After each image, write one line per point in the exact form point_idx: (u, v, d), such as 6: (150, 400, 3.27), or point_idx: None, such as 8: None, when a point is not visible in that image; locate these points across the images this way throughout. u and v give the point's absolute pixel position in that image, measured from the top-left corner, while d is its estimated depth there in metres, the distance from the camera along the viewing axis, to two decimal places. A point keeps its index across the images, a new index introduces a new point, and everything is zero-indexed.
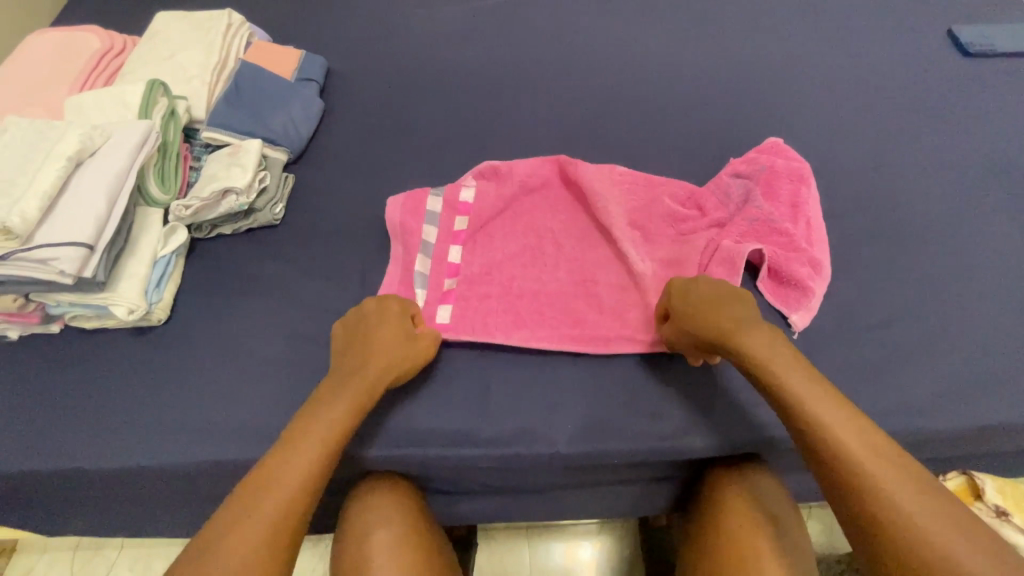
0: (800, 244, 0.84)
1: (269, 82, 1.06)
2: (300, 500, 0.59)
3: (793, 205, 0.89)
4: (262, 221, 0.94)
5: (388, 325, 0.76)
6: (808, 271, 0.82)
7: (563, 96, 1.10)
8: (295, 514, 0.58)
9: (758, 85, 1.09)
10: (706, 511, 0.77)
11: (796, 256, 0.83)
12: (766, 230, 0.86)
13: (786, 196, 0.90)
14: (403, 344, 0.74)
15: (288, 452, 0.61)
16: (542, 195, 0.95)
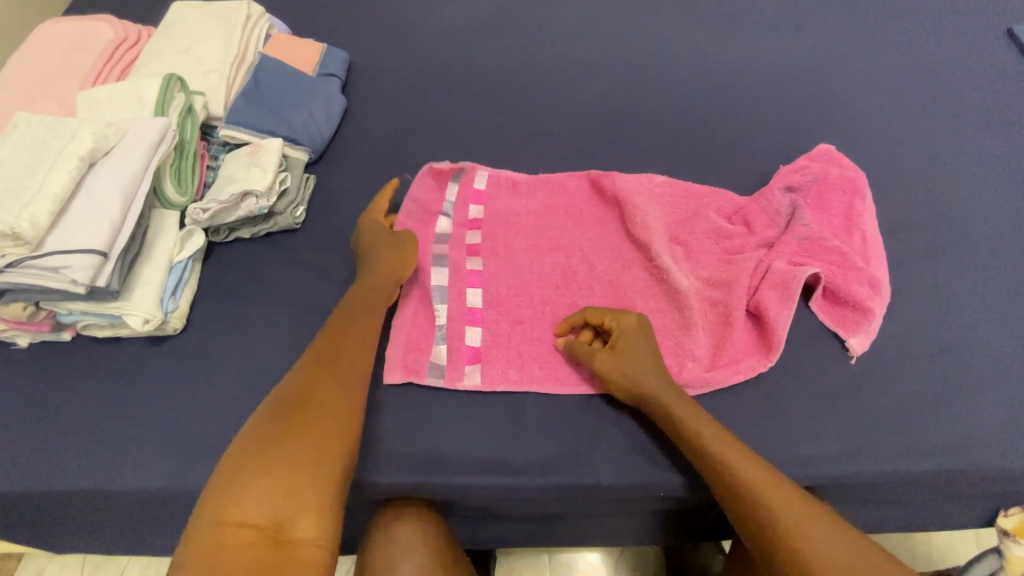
0: (856, 264, 0.78)
1: (290, 77, 1.01)
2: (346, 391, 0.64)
3: (846, 218, 0.84)
4: (282, 225, 0.90)
5: (376, 229, 0.83)
6: (867, 292, 0.77)
7: (597, 94, 1.04)
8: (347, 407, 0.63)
9: (804, 86, 1.02)
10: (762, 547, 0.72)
11: (853, 276, 0.77)
12: (819, 248, 0.80)
13: (839, 209, 0.84)
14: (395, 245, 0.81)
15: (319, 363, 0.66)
16: (574, 210, 0.91)
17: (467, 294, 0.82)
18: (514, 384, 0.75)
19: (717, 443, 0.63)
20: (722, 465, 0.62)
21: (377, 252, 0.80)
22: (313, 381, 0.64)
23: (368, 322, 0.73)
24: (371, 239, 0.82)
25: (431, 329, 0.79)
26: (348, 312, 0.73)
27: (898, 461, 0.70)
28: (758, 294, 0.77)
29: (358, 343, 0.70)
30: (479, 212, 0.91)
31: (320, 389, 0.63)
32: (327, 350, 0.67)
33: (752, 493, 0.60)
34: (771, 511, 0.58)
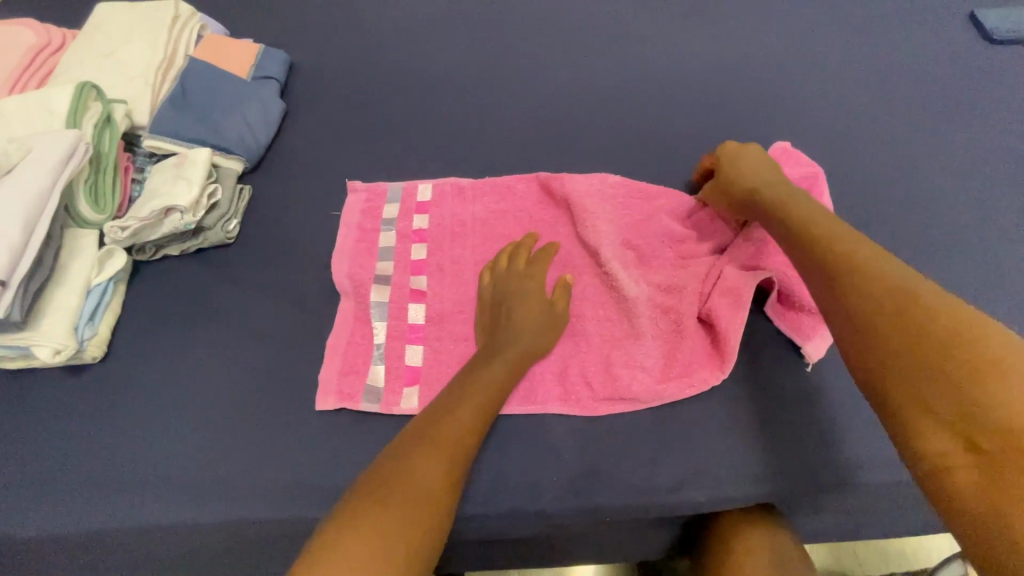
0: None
1: (222, 80, 0.95)
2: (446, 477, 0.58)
3: None
4: (213, 240, 0.85)
5: (537, 301, 0.73)
6: None
7: (548, 90, 0.99)
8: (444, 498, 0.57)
9: (762, 78, 0.98)
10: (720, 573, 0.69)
11: None
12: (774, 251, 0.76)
13: None
14: (545, 314, 0.73)
15: (421, 438, 0.60)
16: (524, 215, 0.86)
17: (406, 309, 0.77)
18: None
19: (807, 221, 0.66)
20: (805, 234, 0.65)
21: (523, 332, 0.71)
22: (420, 458, 0.58)
23: (488, 409, 0.65)
24: (528, 313, 0.72)
25: (368, 349, 0.75)
26: (472, 389, 0.66)
27: (857, 471, 0.66)
28: (710, 301, 0.74)
29: (474, 437, 0.63)
30: (423, 223, 0.87)
31: (416, 473, 0.57)
32: (429, 425, 0.62)
33: (828, 247, 0.61)
34: (840, 265, 0.59)
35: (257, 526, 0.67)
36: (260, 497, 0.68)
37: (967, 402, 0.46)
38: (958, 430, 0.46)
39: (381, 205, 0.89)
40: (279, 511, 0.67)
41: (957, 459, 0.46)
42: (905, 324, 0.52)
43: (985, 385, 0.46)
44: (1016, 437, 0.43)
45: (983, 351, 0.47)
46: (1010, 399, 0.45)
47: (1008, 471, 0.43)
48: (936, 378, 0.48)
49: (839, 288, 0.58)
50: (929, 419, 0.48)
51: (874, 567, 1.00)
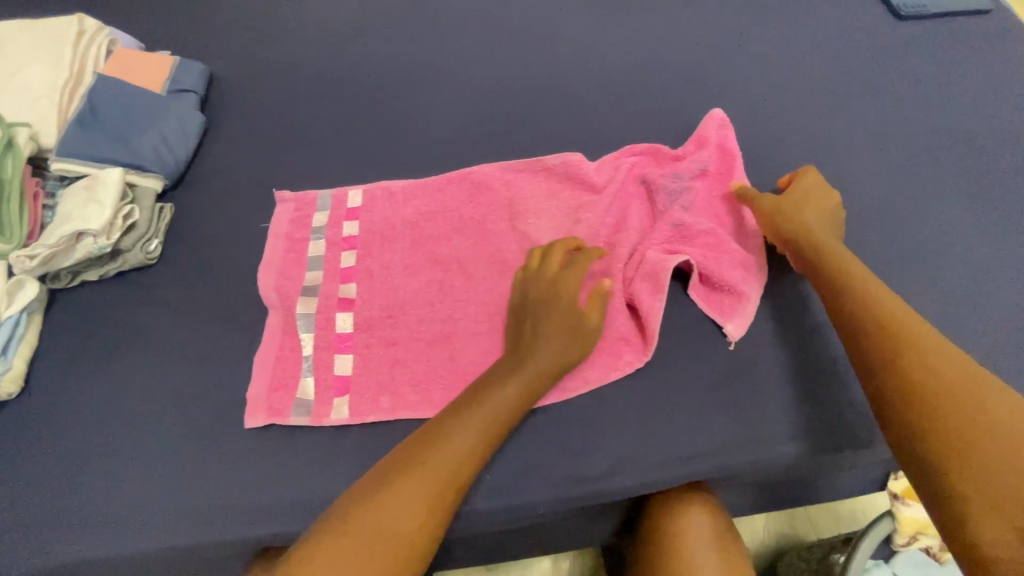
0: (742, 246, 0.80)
1: (136, 96, 0.92)
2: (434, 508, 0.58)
3: (724, 198, 0.83)
4: (132, 262, 0.82)
5: (561, 313, 0.70)
6: (740, 275, 0.77)
7: (476, 88, 0.98)
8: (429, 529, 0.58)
9: (684, 64, 1.00)
10: (681, 532, 0.69)
11: (726, 259, 0.77)
12: (695, 233, 0.79)
13: (716, 190, 0.84)
14: (569, 334, 0.69)
15: (418, 462, 0.60)
16: (455, 213, 0.86)
17: (333, 319, 0.77)
18: (387, 412, 0.70)
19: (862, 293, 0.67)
20: (863, 309, 0.65)
21: (545, 350, 0.68)
22: (412, 491, 0.58)
23: (492, 433, 0.63)
24: (552, 330, 0.69)
25: (297, 362, 0.74)
26: (481, 412, 0.64)
27: (780, 445, 0.69)
28: (632, 286, 0.76)
29: (462, 467, 0.61)
30: (353, 229, 0.85)
31: (402, 501, 0.58)
32: (426, 447, 0.61)
33: (885, 327, 0.63)
34: (902, 350, 0.61)
35: (191, 551, 0.67)
36: (193, 521, 0.67)
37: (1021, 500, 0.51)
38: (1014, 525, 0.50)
39: (310, 213, 0.87)
40: (211, 533, 0.66)
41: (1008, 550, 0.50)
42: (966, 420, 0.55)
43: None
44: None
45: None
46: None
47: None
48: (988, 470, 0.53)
49: (895, 365, 0.61)
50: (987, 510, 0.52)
51: (824, 529, 1.04)
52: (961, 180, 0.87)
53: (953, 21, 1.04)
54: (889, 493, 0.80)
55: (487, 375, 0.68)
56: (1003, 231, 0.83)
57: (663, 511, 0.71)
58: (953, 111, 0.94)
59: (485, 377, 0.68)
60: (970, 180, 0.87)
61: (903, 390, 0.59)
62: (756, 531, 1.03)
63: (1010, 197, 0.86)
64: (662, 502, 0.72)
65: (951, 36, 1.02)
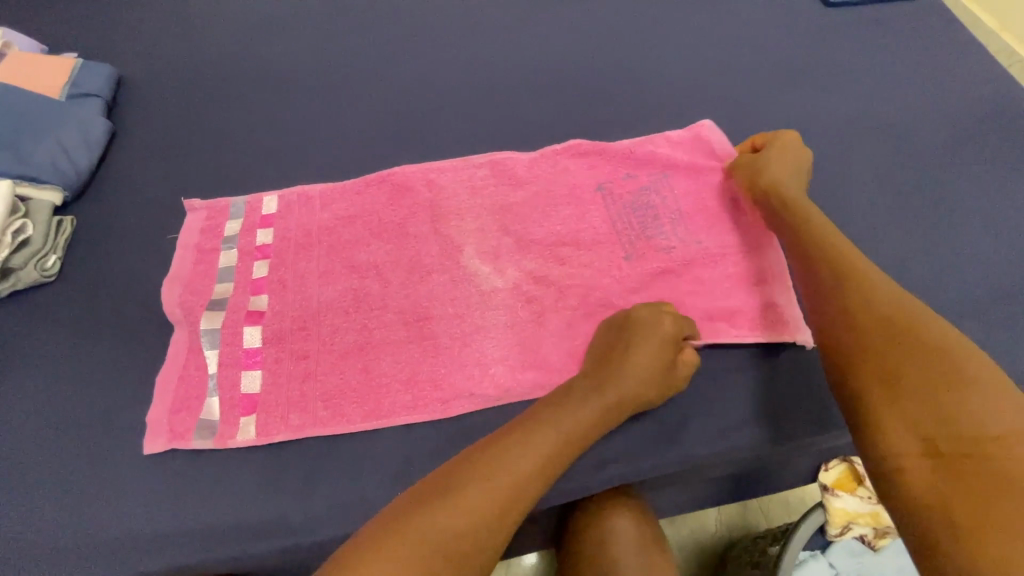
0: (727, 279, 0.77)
1: (30, 103, 0.87)
2: (491, 526, 0.53)
3: (679, 212, 0.81)
4: (26, 281, 0.77)
5: (654, 344, 0.66)
6: (715, 304, 0.74)
7: (401, 85, 0.95)
8: (484, 544, 0.52)
9: (613, 56, 0.98)
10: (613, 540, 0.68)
11: (689, 284, 0.76)
12: (653, 256, 0.77)
13: (668, 202, 0.82)
14: (659, 377, 0.65)
15: (474, 469, 0.56)
16: (376, 217, 0.81)
17: (240, 333, 0.73)
18: (296, 430, 0.67)
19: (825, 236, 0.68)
20: (824, 247, 0.67)
21: (631, 385, 0.64)
22: (466, 499, 0.54)
23: (559, 460, 0.59)
24: (642, 364, 0.65)
25: (201, 383, 0.70)
26: (547, 430, 0.60)
27: (703, 445, 0.67)
28: (563, 302, 0.74)
29: (537, 488, 0.56)
30: (268, 237, 0.80)
31: (457, 509, 0.53)
32: (484, 457, 0.57)
33: (838, 260, 0.65)
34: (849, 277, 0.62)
35: None
36: (89, 555, 0.63)
37: (937, 410, 0.51)
38: (922, 434, 0.51)
39: (222, 221, 0.82)
40: (108, 569, 0.62)
41: (916, 459, 0.50)
42: (896, 342, 0.56)
43: (964, 408, 0.50)
44: (979, 449, 0.48)
45: (979, 382, 0.51)
46: (984, 420, 0.49)
47: (969, 481, 0.47)
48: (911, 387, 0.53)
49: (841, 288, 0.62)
50: (901, 420, 0.52)
51: (776, 518, 1.04)
52: (886, 168, 0.87)
53: (883, 8, 1.04)
54: (820, 484, 0.81)
55: (562, 390, 0.64)
56: (926, 218, 0.82)
57: (591, 526, 0.70)
58: (882, 99, 0.93)
59: (559, 393, 0.64)
60: (894, 166, 0.87)
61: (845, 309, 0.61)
62: (707, 525, 1.03)
63: (933, 183, 0.85)
64: (585, 519, 0.70)
65: (881, 22, 1.02)
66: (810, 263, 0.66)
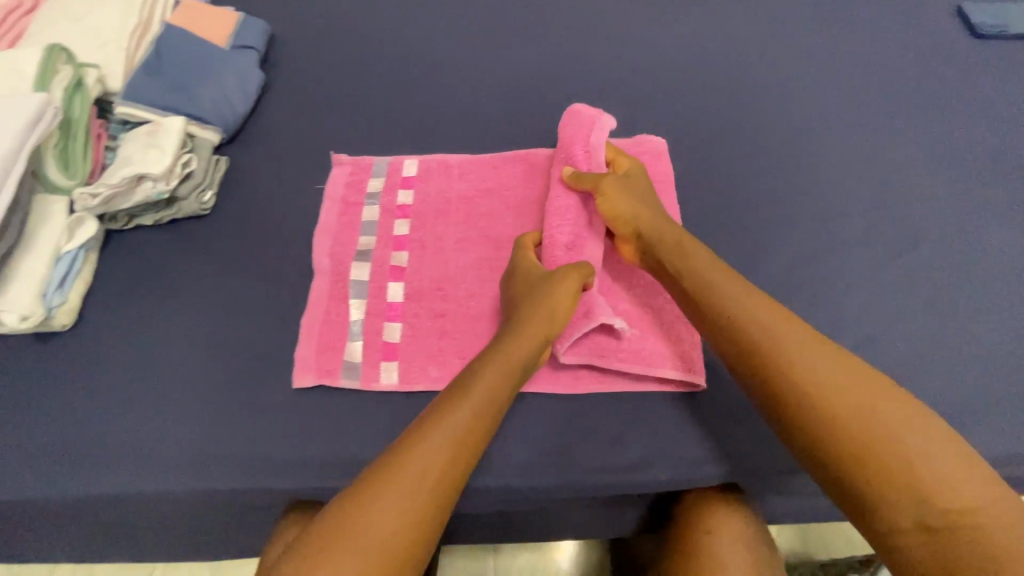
0: (646, 287, 0.78)
1: (199, 48, 0.93)
2: (422, 497, 0.55)
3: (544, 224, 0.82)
4: (186, 211, 0.83)
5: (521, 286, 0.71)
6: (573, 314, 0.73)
7: (537, 75, 0.99)
8: (428, 512, 0.55)
9: (747, 68, 0.98)
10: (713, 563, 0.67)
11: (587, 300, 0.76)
12: None
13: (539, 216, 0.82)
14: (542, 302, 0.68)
15: (409, 451, 0.57)
16: (512, 193, 0.84)
17: (385, 287, 0.77)
18: (435, 382, 0.71)
19: (728, 292, 0.66)
20: (735, 303, 0.65)
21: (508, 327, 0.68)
22: (394, 483, 0.55)
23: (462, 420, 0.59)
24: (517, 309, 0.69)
25: (344, 327, 0.75)
26: (461, 397, 0.61)
27: None
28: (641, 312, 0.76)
29: (452, 455, 0.57)
30: (407, 198, 0.85)
31: (398, 493, 0.54)
32: (411, 437, 0.58)
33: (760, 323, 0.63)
34: (779, 343, 0.61)
35: (231, 496, 0.68)
36: (229, 466, 0.68)
37: (924, 492, 0.51)
38: (916, 519, 0.51)
39: (365, 178, 0.87)
40: (252, 481, 0.67)
41: (906, 533, 0.51)
42: (855, 422, 0.55)
43: (935, 479, 0.52)
44: (961, 520, 0.50)
45: (940, 453, 0.53)
46: (959, 490, 0.51)
47: (949, 554, 0.49)
48: (889, 469, 0.53)
49: (781, 361, 0.60)
50: (890, 501, 0.52)
51: (839, 550, 1.02)
52: None
53: None
54: None
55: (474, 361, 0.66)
56: None
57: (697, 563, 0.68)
58: None
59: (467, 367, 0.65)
60: None
61: (792, 381, 0.59)
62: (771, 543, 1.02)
63: None
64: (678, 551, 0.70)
65: None
66: (730, 320, 0.64)
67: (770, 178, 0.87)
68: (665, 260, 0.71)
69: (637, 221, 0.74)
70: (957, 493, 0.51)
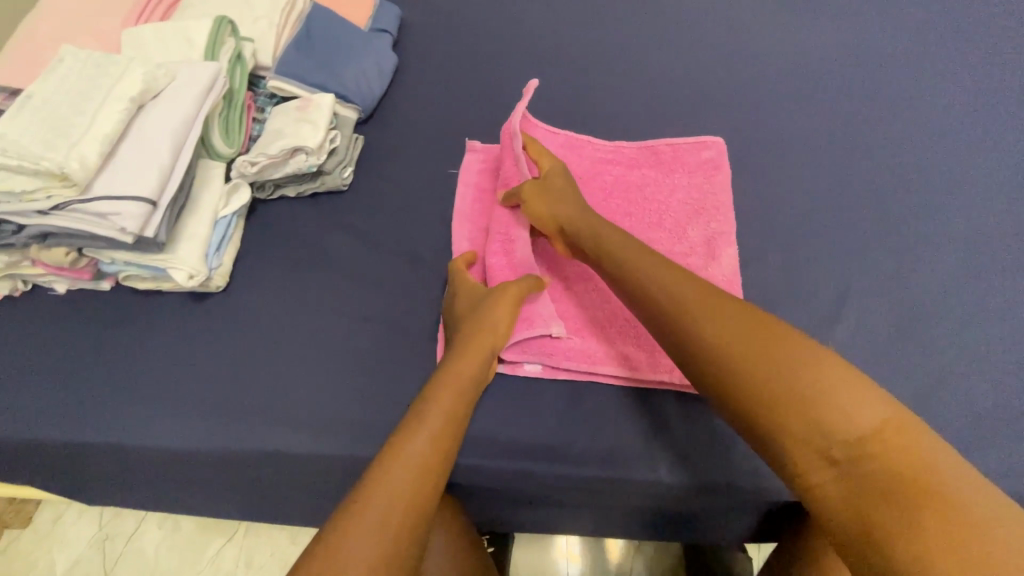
0: (603, 289, 0.80)
1: (341, 30, 0.96)
2: (397, 512, 0.53)
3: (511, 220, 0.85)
4: (329, 185, 0.86)
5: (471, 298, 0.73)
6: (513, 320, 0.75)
7: (663, 75, 0.99)
8: (402, 528, 0.52)
9: (879, 81, 0.96)
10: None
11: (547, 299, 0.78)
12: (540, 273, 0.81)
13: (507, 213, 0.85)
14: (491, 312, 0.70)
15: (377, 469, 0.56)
16: (637, 189, 0.87)
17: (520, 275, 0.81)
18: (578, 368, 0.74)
19: (641, 262, 0.66)
20: (638, 275, 0.65)
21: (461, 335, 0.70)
22: (371, 503, 0.53)
23: (440, 436, 0.59)
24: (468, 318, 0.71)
25: None
26: (424, 410, 0.61)
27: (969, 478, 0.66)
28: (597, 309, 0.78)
29: (423, 472, 0.56)
30: None
31: (373, 512, 0.52)
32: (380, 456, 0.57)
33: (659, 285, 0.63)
34: (681, 304, 0.60)
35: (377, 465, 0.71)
36: (375, 435, 0.71)
37: (824, 424, 0.50)
38: (823, 454, 0.49)
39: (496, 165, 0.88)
40: None
41: (821, 471, 0.50)
42: (750, 373, 0.54)
43: (834, 407, 0.50)
44: (864, 445, 0.48)
45: (832, 380, 0.51)
46: (851, 410, 0.49)
47: (863, 482, 0.47)
48: (791, 414, 0.51)
49: (680, 323, 0.60)
50: (801, 442, 0.50)
51: None
52: None
53: None
54: None
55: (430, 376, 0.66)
56: None
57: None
58: None
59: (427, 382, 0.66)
60: None
61: (693, 344, 0.58)
62: None
63: None
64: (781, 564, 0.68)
65: None
66: (636, 287, 0.65)
67: (907, 195, 0.86)
68: (588, 247, 0.72)
69: (557, 215, 0.76)
70: (854, 417, 0.49)
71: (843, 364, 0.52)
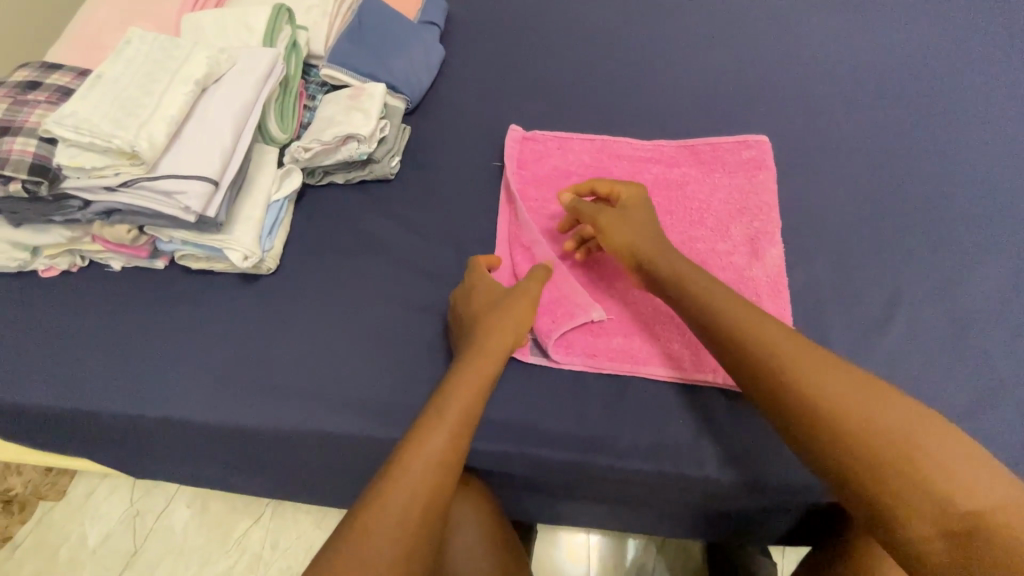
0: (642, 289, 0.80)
1: (392, 20, 0.97)
2: (416, 509, 0.54)
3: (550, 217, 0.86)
4: (377, 173, 0.87)
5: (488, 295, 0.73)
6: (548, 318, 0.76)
7: (708, 74, 0.99)
8: (419, 524, 0.54)
9: (927, 86, 0.95)
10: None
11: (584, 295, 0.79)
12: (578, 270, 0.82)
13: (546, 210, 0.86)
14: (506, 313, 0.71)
15: (394, 465, 0.56)
16: (681, 186, 0.87)
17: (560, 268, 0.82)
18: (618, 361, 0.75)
19: (719, 296, 0.65)
20: (714, 306, 0.64)
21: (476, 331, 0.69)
22: (390, 500, 0.54)
23: (456, 434, 0.59)
24: (483, 314, 0.71)
25: None
26: (441, 406, 0.61)
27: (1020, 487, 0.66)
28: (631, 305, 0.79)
29: (443, 468, 0.57)
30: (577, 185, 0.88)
31: (394, 508, 0.53)
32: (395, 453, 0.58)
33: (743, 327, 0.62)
34: (768, 347, 0.59)
35: None
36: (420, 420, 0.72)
37: (934, 489, 0.49)
38: (935, 523, 0.48)
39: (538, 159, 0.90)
40: None
41: (930, 541, 0.48)
42: (852, 428, 0.53)
43: (940, 473, 0.49)
44: (978, 518, 0.47)
45: (935, 446, 0.51)
46: (957, 478, 0.49)
47: (978, 556, 0.46)
48: (899, 477, 0.50)
49: (770, 368, 0.58)
50: (909, 509, 0.49)
51: None
52: None
53: None
54: None
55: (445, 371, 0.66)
56: None
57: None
58: None
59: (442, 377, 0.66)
60: None
61: (785, 392, 0.57)
62: None
63: None
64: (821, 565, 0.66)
65: None
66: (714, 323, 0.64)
67: (956, 201, 0.85)
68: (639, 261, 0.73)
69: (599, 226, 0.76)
70: (966, 489, 0.48)
71: (939, 426, 0.52)
